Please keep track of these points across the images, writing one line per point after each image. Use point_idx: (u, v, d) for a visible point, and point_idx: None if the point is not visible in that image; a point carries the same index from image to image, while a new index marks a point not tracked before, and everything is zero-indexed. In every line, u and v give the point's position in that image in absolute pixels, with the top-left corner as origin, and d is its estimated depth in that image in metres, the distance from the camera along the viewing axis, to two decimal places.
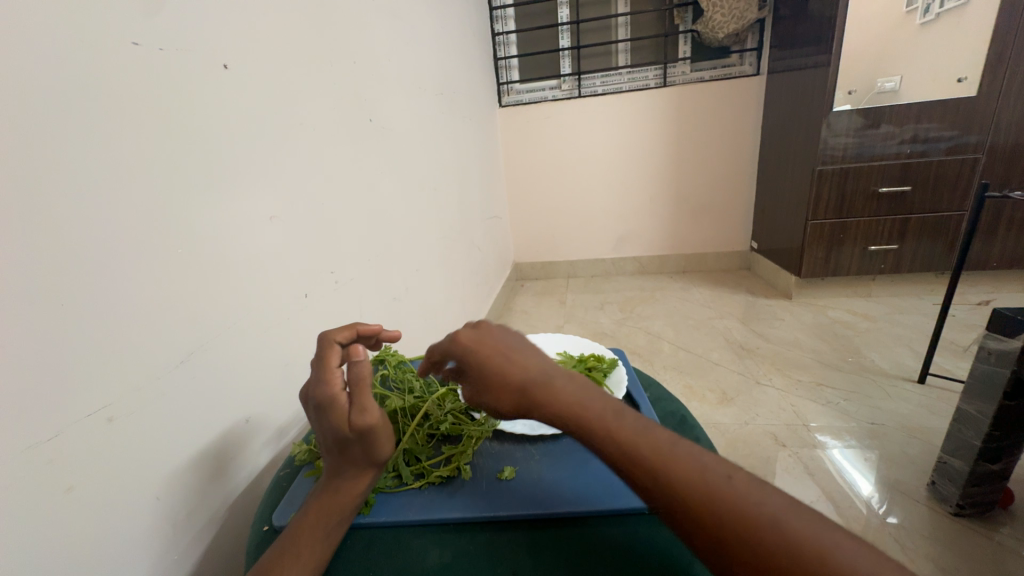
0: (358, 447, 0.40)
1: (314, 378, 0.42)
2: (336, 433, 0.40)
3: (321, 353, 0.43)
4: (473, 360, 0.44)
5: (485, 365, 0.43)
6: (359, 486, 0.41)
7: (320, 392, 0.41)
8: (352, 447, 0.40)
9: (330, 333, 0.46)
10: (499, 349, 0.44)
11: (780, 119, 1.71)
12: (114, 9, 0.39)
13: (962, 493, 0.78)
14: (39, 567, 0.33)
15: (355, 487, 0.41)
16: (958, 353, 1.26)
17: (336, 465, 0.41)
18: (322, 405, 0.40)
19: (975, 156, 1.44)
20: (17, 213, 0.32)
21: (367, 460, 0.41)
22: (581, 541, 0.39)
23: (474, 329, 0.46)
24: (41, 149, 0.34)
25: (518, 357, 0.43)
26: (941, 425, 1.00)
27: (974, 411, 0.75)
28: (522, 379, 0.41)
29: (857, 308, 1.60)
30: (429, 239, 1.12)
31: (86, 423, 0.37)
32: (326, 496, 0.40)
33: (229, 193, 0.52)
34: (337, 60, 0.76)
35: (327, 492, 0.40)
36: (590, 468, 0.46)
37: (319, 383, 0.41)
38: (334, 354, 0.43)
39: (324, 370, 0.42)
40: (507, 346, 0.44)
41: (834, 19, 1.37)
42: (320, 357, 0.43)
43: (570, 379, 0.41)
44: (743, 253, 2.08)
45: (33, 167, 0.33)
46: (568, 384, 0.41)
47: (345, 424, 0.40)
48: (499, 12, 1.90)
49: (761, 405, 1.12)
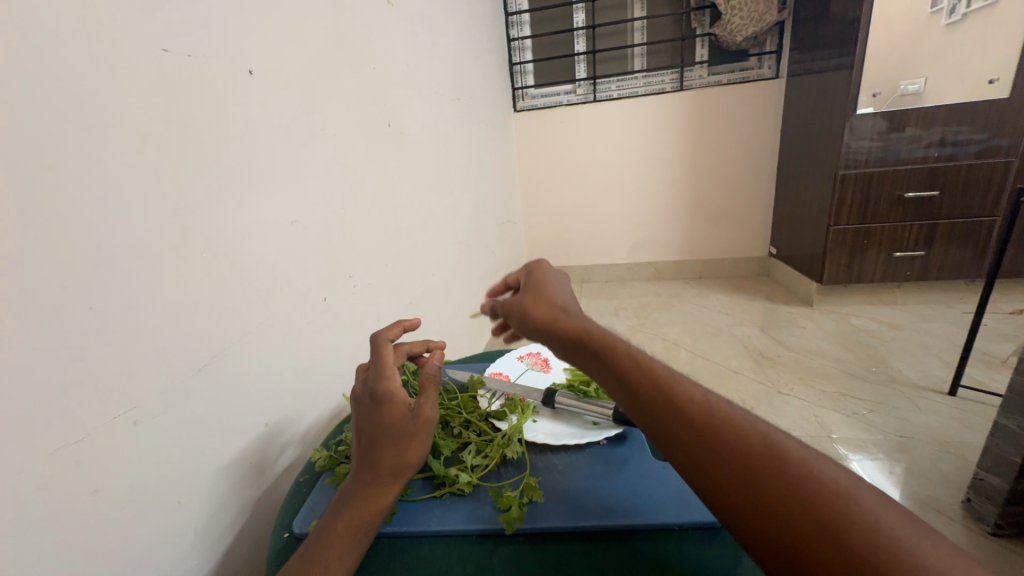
0: (397, 448, 0.41)
1: (373, 374, 0.45)
2: (387, 429, 0.41)
3: (378, 351, 0.47)
4: (534, 282, 0.49)
5: (542, 281, 0.49)
6: (389, 496, 0.40)
7: (384, 385, 0.43)
8: (399, 447, 0.41)
9: (381, 332, 0.50)
10: (559, 283, 0.49)
11: (801, 122, 1.67)
12: (142, 16, 0.40)
13: (1001, 512, 0.74)
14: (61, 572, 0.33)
15: (386, 495, 0.40)
16: (992, 365, 1.21)
17: (366, 468, 0.41)
18: (377, 397, 0.42)
19: (1007, 159, 1.40)
20: (34, 218, 0.32)
21: (404, 466, 0.41)
22: (607, 554, 0.38)
23: (545, 265, 0.52)
24: (58, 149, 0.34)
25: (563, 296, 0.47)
26: (975, 439, 0.96)
27: (1013, 426, 0.72)
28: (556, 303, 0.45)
29: (882, 316, 1.56)
30: (445, 244, 1.12)
31: (113, 425, 0.37)
32: (357, 504, 0.39)
33: (249, 196, 0.52)
34: (357, 66, 0.76)
35: (359, 499, 0.39)
36: (615, 480, 0.45)
37: (381, 377, 0.44)
38: (389, 353, 0.47)
39: (385, 366, 0.45)
40: (562, 286, 0.49)
41: (857, 20, 1.34)
42: (377, 355, 0.47)
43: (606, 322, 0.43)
44: (762, 259, 2.04)
45: (47, 171, 0.33)
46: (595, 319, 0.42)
47: (402, 423, 0.42)
48: (514, 17, 1.91)
49: (782, 415, 1.09)
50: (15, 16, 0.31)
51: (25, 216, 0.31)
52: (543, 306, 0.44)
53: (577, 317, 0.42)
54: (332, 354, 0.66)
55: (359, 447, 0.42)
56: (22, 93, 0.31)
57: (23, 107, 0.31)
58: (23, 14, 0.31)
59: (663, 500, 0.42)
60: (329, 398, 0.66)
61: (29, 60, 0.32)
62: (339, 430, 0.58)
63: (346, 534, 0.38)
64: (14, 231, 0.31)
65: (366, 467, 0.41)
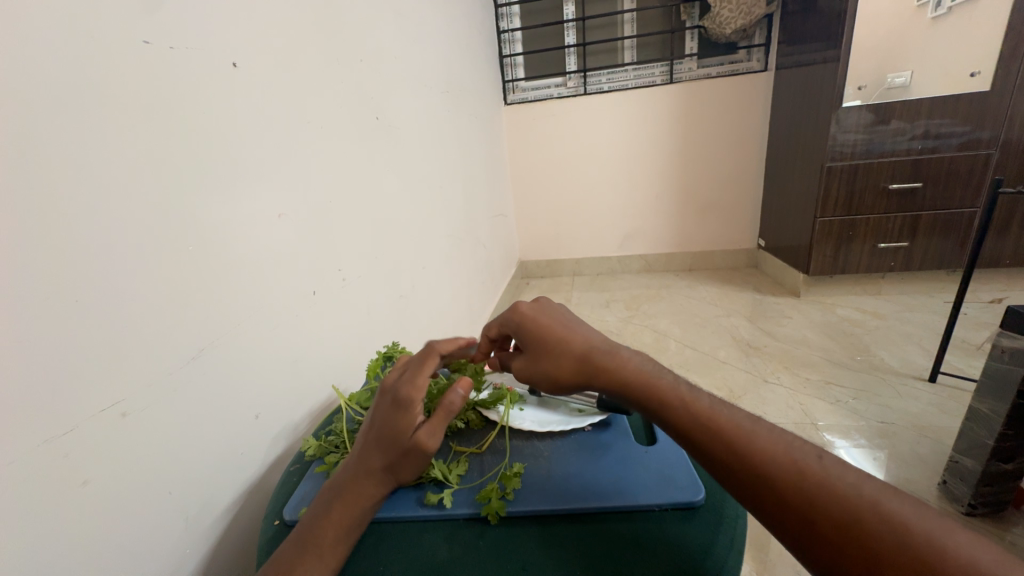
0: (393, 455, 0.41)
1: (403, 375, 0.44)
2: (391, 433, 0.41)
3: (423, 356, 0.46)
4: (528, 327, 0.50)
5: (545, 330, 0.48)
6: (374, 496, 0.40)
7: (406, 391, 0.42)
8: (395, 455, 0.41)
9: (437, 344, 0.48)
10: (563, 319, 0.50)
11: (789, 115, 1.69)
12: (123, 9, 0.40)
13: (974, 493, 0.77)
14: (43, 565, 0.33)
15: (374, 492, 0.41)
16: (970, 352, 1.25)
17: (369, 460, 0.41)
18: (400, 400, 0.42)
19: (988, 151, 1.42)
20: (14, 209, 0.32)
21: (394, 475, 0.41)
22: (590, 535, 0.39)
23: (534, 307, 0.52)
24: (39, 140, 0.33)
25: (581, 332, 0.48)
26: (953, 424, 0.99)
27: (986, 410, 0.74)
28: (581, 348, 0.45)
29: (866, 306, 1.59)
30: (435, 238, 1.12)
31: (101, 417, 0.37)
32: (346, 493, 0.40)
33: (234, 189, 0.52)
34: (344, 58, 0.76)
35: (348, 489, 0.40)
36: (599, 464, 0.47)
37: (409, 382, 0.42)
38: (431, 360, 0.45)
39: (418, 372, 0.44)
40: (574, 322, 0.50)
41: (843, 13, 1.35)
42: (420, 359, 0.46)
43: (635, 352, 0.45)
44: (750, 251, 2.07)
45: (30, 162, 0.33)
46: (630, 355, 0.44)
47: (405, 434, 0.41)
48: (504, 9, 1.90)
49: (769, 403, 1.11)
50: None
51: (6, 206, 0.31)
52: (565, 368, 0.46)
53: (606, 365, 0.43)
54: (322, 347, 0.67)
55: (366, 440, 0.42)
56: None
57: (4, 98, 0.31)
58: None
59: (645, 482, 0.44)
60: (320, 391, 0.67)
61: (5, 49, 0.31)
62: (329, 421, 0.59)
63: (334, 524, 0.38)
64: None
65: (369, 460, 0.41)
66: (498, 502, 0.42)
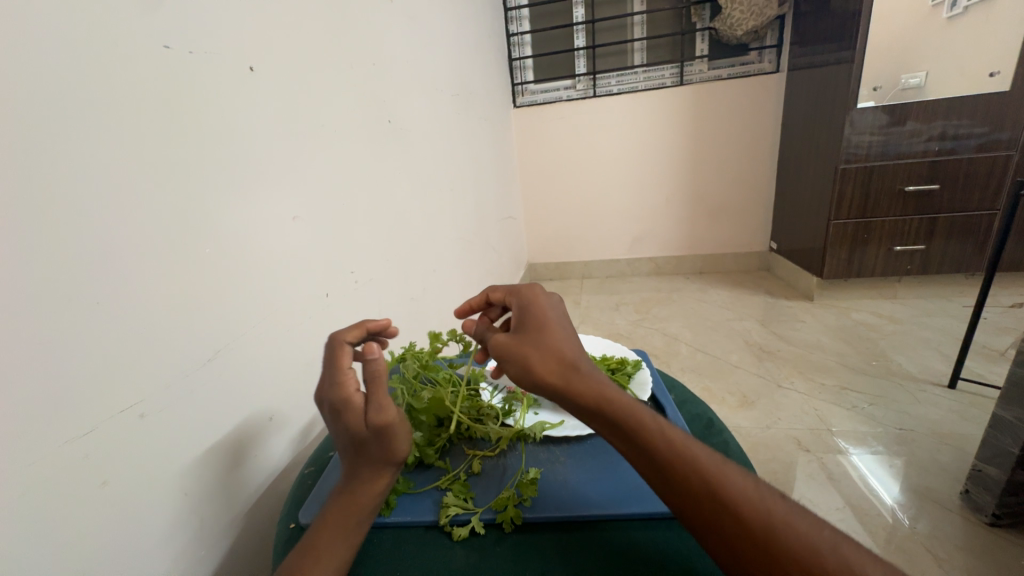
0: (371, 448, 0.39)
1: (326, 378, 0.41)
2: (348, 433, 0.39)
3: (332, 353, 0.42)
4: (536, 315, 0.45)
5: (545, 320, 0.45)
6: (377, 486, 0.40)
7: (336, 392, 0.39)
8: (368, 450, 0.39)
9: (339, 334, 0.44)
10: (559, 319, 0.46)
11: (801, 116, 1.67)
12: (145, 15, 0.41)
13: (998, 503, 0.75)
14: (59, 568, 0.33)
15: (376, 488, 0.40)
16: (991, 357, 1.22)
17: (354, 468, 0.40)
18: (336, 406, 0.39)
19: (1008, 153, 1.40)
20: (36, 211, 0.32)
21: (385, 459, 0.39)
22: (607, 543, 0.39)
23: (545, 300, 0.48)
24: (58, 143, 0.34)
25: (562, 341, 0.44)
26: (974, 431, 0.97)
27: (1011, 417, 0.73)
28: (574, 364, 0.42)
29: (882, 310, 1.56)
30: (446, 240, 1.12)
31: (120, 419, 0.37)
32: (345, 500, 0.39)
33: (249, 190, 0.52)
34: (357, 62, 0.76)
35: (345, 496, 0.40)
36: (616, 472, 0.46)
37: (332, 382, 0.40)
38: (345, 354, 0.42)
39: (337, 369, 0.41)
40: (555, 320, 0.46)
41: (858, 13, 1.33)
42: (330, 359, 0.42)
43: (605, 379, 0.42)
44: (763, 254, 2.04)
45: (49, 167, 0.33)
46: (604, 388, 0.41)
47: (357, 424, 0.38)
48: (514, 13, 1.90)
49: (783, 408, 1.10)
50: (18, 11, 0.31)
51: (27, 206, 0.32)
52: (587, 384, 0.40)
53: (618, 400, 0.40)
54: None
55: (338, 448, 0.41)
56: (17, 84, 0.31)
57: (26, 103, 0.32)
58: (22, 8, 0.31)
59: None
60: None
61: (28, 55, 0.32)
62: None
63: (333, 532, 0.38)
64: (14, 226, 0.31)
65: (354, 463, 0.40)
66: (515, 511, 0.41)
